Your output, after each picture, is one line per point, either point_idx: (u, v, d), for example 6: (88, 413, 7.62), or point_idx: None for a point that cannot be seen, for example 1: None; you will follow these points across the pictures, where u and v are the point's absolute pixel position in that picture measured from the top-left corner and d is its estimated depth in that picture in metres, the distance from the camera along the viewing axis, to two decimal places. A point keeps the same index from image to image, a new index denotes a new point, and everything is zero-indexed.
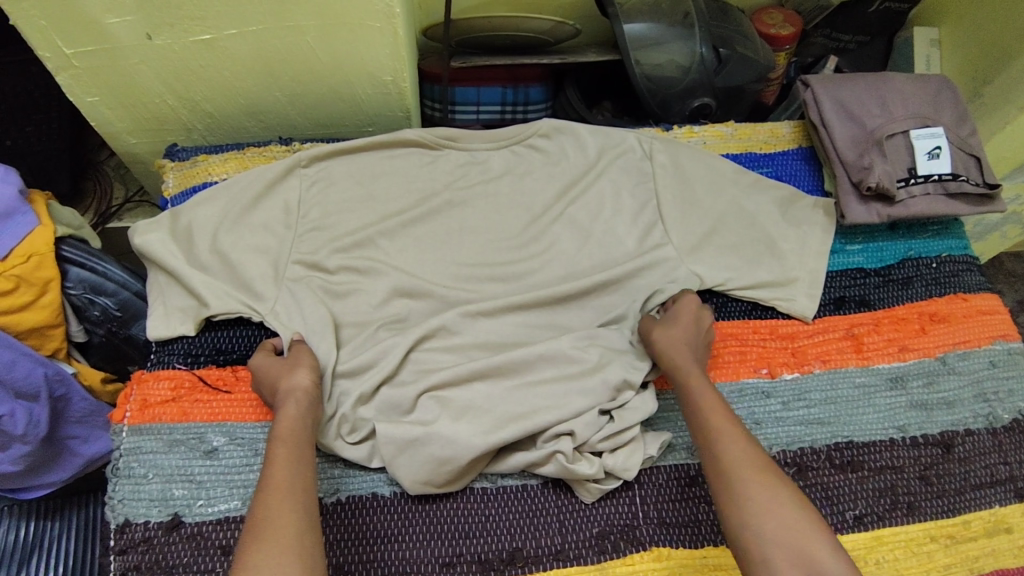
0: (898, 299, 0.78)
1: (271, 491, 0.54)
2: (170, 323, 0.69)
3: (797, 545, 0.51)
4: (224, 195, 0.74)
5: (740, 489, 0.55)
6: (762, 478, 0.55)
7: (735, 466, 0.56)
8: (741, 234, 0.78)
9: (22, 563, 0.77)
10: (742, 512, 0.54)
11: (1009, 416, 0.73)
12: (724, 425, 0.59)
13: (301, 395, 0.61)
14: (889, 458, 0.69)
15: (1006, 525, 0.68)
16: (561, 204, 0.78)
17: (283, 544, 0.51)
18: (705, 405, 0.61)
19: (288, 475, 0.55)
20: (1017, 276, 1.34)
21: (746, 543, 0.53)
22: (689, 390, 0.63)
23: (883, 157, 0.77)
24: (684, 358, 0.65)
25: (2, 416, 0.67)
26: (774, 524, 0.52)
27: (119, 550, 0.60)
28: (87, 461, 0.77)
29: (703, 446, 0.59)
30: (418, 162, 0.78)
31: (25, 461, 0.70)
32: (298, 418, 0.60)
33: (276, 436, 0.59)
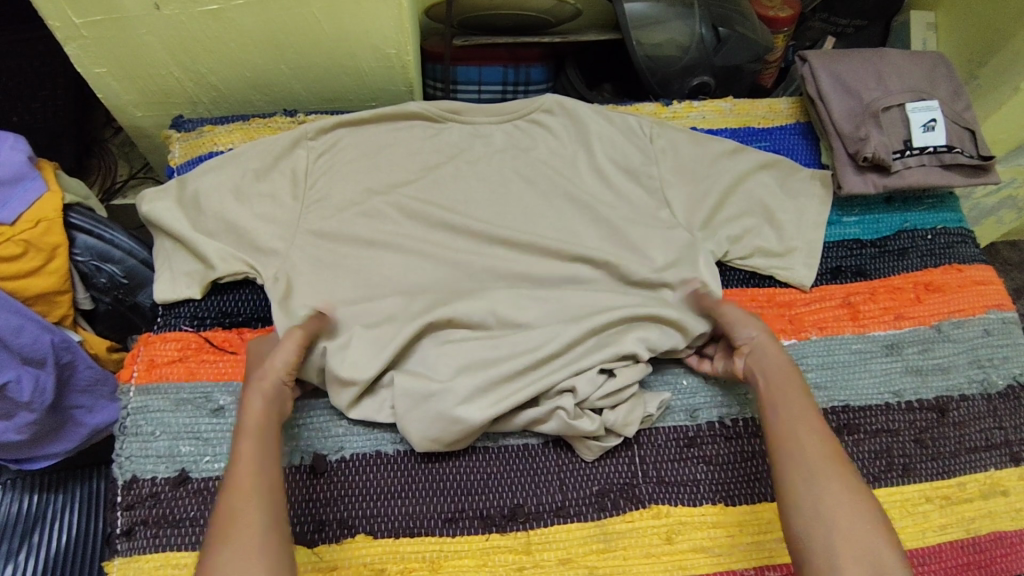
0: (893, 270, 0.79)
1: (233, 489, 0.53)
2: (176, 287, 0.70)
3: (870, 548, 0.50)
4: (230, 164, 0.75)
5: (820, 480, 0.54)
6: (842, 474, 0.54)
7: (819, 460, 0.55)
8: (741, 206, 0.79)
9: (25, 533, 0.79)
10: (816, 500, 0.53)
11: (1003, 382, 0.74)
12: (809, 419, 0.59)
13: (267, 385, 0.61)
14: (885, 421, 0.70)
15: (1002, 488, 0.69)
16: (562, 177, 0.79)
17: (250, 539, 0.50)
18: (790, 395, 0.61)
19: (254, 470, 0.54)
20: (1013, 263, 1.40)
21: (813, 538, 0.52)
22: (784, 382, 0.62)
23: (879, 129, 0.78)
24: (780, 358, 0.64)
25: (8, 382, 0.69)
26: (847, 518, 0.52)
27: (125, 506, 0.61)
28: (92, 431, 0.79)
29: (781, 434, 0.58)
30: (422, 135, 0.80)
31: (30, 430, 0.72)
32: (262, 408, 0.59)
33: (241, 425, 0.58)
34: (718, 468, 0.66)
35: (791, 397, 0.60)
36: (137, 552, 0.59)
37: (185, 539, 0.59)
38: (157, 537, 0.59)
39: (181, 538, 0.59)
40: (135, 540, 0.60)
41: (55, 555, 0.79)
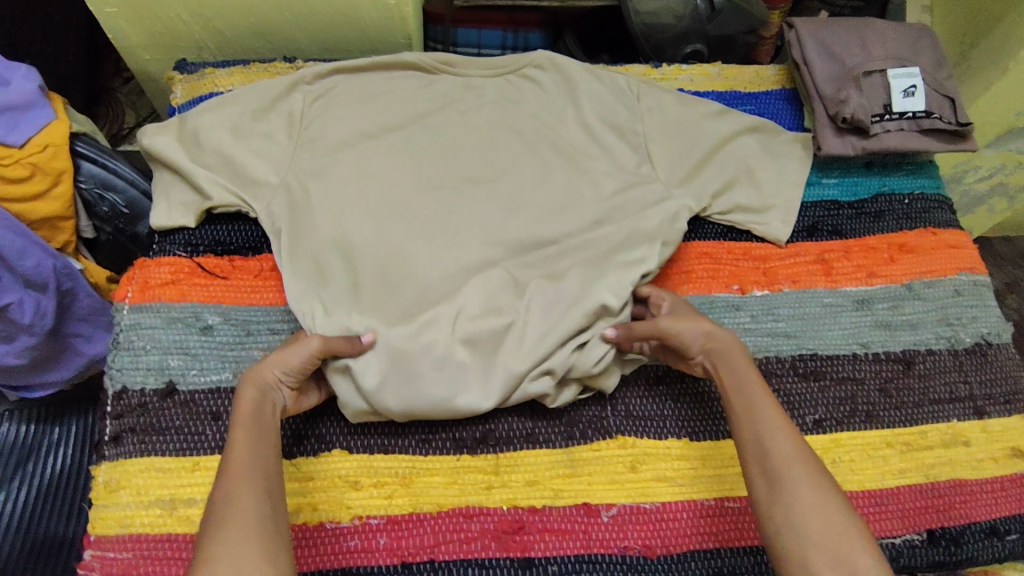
0: (869, 230, 0.81)
1: (228, 477, 0.50)
2: (172, 214, 0.73)
3: (844, 553, 0.49)
4: (230, 104, 0.77)
5: (788, 484, 0.52)
6: (812, 475, 0.53)
7: (786, 462, 0.53)
8: (723, 164, 0.81)
9: (20, 460, 0.81)
10: (786, 509, 0.51)
11: (970, 340, 0.76)
12: (772, 417, 0.57)
13: (264, 377, 0.59)
14: (851, 370, 0.73)
15: (963, 439, 0.71)
16: (551, 130, 0.82)
17: (245, 532, 0.47)
18: (753, 394, 0.59)
19: (248, 462, 0.52)
20: (1005, 258, 1.44)
21: (786, 546, 0.51)
22: (739, 381, 0.60)
23: (860, 91, 0.80)
24: (740, 356, 0.62)
25: (11, 303, 0.73)
26: (819, 529, 0.50)
27: (115, 414, 0.63)
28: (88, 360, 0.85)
29: (749, 436, 0.56)
30: (415, 85, 0.82)
31: (29, 354, 0.77)
32: (257, 400, 0.57)
33: (236, 417, 0.55)
34: (685, 406, 0.69)
35: (752, 395, 0.59)
36: (123, 456, 0.62)
37: (169, 446, 0.62)
38: (143, 443, 0.62)
39: (166, 444, 0.62)
40: (123, 445, 0.62)
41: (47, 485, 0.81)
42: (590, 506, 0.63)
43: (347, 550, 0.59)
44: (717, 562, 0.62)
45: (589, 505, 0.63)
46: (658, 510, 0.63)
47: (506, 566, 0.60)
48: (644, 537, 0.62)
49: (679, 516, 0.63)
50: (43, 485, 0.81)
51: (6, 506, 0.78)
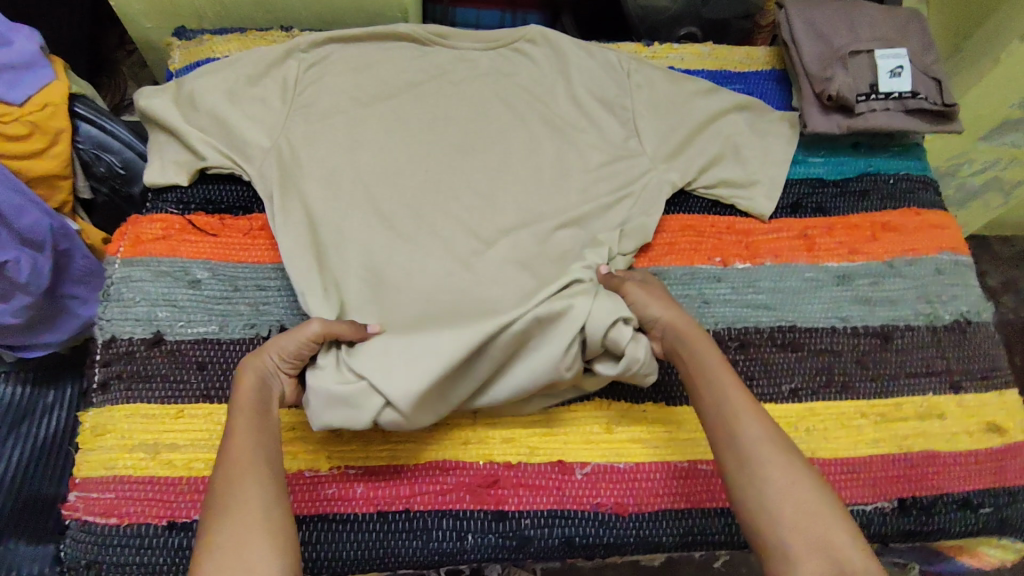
0: (853, 208, 0.82)
1: (231, 466, 0.52)
2: (165, 173, 0.74)
3: (821, 534, 0.48)
4: (226, 69, 0.79)
5: (757, 468, 0.52)
6: (782, 456, 0.52)
7: (753, 444, 0.53)
8: (709, 141, 0.82)
9: (14, 421, 0.83)
10: (757, 493, 0.51)
11: (949, 317, 0.77)
12: (738, 398, 0.56)
13: (263, 364, 0.59)
14: (829, 342, 0.73)
15: (938, 412, 0.71)
16: (540, 104, 0.83)
17: (251, 520, 0.49)
18: (714, 373, 0.58)
19: (250, 450, 0.53)
20: (1003, 258, 1.44)
21: (762, 532, 0.50)
22: (702, 364, 0.59)
23: (846, 70, 0.81)
24: (697, 334, 0.62)
25: (8, 261, 0.74)
26: (793, 510, 0.50)
27: (104, 362, 0.65)
28: (83, 323, 0.86)
29: (717, 419, 0.56)
30: (408, 55, 0.84)
31: (24, 313, 0.78)
32: (256, 388, 0.58)
33: (236, 404, 0.56)
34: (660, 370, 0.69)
35: (715, 376, 0.58)
36: (109, 402, 0.63)
37: (154, 393, 0.63)
38: (130, 390, 0.64)
39: (152, 391, 0.63)
40: (110, 392, 0.64)
41: (40, 445, 0.83)
42: (564, 464, 0.64)
43: (325, 498, 0.61)
44: (687, 522, 0.63)
45: (564, 463, 0.64)
46: (631, 470, 0.64)
47: (480, 518, 0.61)
48: (617, 495, 0.63)
49: (652, 476, 0.64)
50: (36, 446, 0.83)
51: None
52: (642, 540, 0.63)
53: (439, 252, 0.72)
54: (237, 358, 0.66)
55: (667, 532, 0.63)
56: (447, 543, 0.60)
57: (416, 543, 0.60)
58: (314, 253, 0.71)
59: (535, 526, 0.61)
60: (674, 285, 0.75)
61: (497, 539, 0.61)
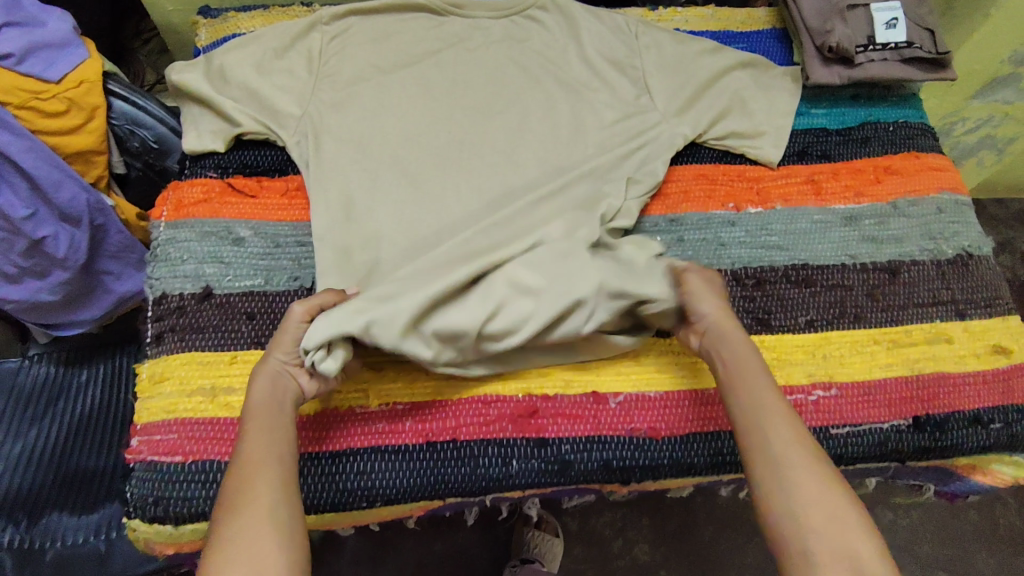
0: (856, 154, 0.86)
1: (241, 465, 0.54)
2: (202, 141, 0.78)
3: (845, 542, 0.51)
4: (253, 43, 0.82)
5: (788, 474, 0.54)
6: (812, 465, 0.55)
7: (785, 453, 0.55)
8: (716, 95, 0.86)
9: (49, 400, 0.85)
10: (786, 498, 0.53)
11: (952, 251, 0.81)
12: (773, 407, 0.58)
13: (272, 363, 0.60)
14: (840, 278, 0.78)
15: (946, 337, 0.75)
16: (553, 67, 0.87)
17: (260, 517, 0.50)
18: (753, 378, 0.60)
19: (262, 450, 0.54)
20: (998, 219, 1.48)
21: (786, 535, 0.52)
22: (741, 368, 0.61)
23: (844, 23, 0.85)
24: (739, 338, 0.63)
25: (47, 237, 0.78)
26: (821, 517, 0.52)
27: (157, 316, 0.68)
28: (118, 298, 0.89)
29: (748, 423, 0.58)
30: (425, 25, 0.88)
31: (61, 291, 0.83)
32: (267, 389, 0.59)
33: (247, 407, 0.58)
34: None
35: (752, 382, 0.60)
36: (165, 353, 0.67)
37: (207, 342, 0.67)
38: (184, 340, 0.67)
39: (205, 340, 0.67)
40: (165, 344, 0.67)
41: (78, 420, 0.85)
42: (598, 394, 0.67)
43: (375, 431, 0.64)
44: (716, 444, 0.67)
45: (597, 393, 0.67)
46: (662, 397, 0.68)
47: (522, 445, 0.65)
48: (650, 420, 0.67)
49: (681, 402, 0.68)
50: (73, 421, 0.84)
51: (39, 440, 0.82)
52: (674, 462, 0.66)
53: (470, 205, 0.76)
54: (283, 307, 0.69)
55: (698, 454, 0.67)
56: (493, 469, 0.64)
57: (463, 470, 0.64)
58: (348, 212, 0.74)
59: (574, 451, 0.65)
60: (691, 230, 0.79)
61: (538, 464, 0.64)
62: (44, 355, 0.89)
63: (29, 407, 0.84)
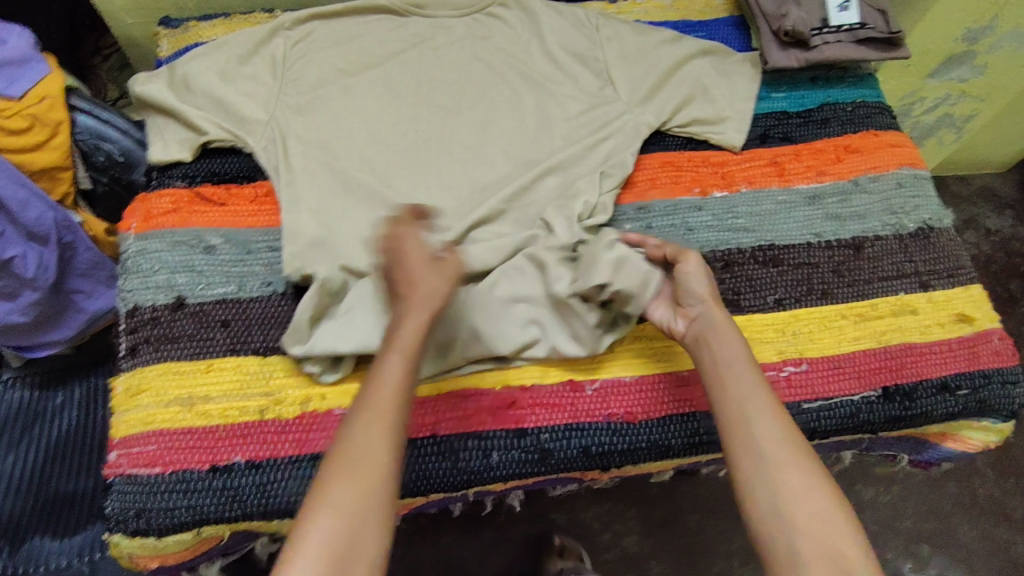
0: (817, 134, 0.88)
1: (371, 417, 0.56)
2: (168, 151, 0.78)
3: (829, 539, 0.54)
4: (216, 52, 0.82)
5: (775, 474, 0.57)
6: (799, 463, 0.58)
7: (774, 452, 0.58)
8: (678, 84, 0.88)
9: (27, 425, 0.84)
10: (774, 497, 0.57)
11: (914, 225, 0.83)
12: (762, 404, 0.60)
13: (421, 300, 0.60)
14: (806, 256, 0.79)
15: (911, 308, 0.77)
16: (517, 63, 0.87)
17: (369, 490, 0.53)
18: (741, 375, 0.62)
19: (392, 405, 0.56)
20: (961, 196, 1.52)
21: (773, 532, 0.56)
22: (729, 365, 0.63)
23: (798, 7, 0.87)
24: (728, 330, 0.65)
25: (16, 256, 0.76)
26: (807, 514, 0.55)
27: (131, 329, 0.68)
28: (90, 318, 0.87)
29: (734, 419, 0.60)
30: (388, 26, 0.88)
31: (32, 312, 0.79)
32: (416, 329, 0.59)
33: (393, 345, 0.59)
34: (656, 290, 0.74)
35: (739, 379, 0.62)
36: (141, 365, 0.66)
37: (183, 352, 0.67)
38: (159, 351, 0.67)
39: (180, 350, 0.67)
40: (140, 356, 0.67)
41: (55, 444, 0.83)
42: (575, 382, 0.68)
43: None
44: (693, 424, 0.68)
45: (574, 381, 0.68)
46: (637, 382, 0.69)
47: (502, 436, 0.66)
48: (626, 405, 0.68)
49: (656, 386, 0.69)
50: (50, 445, 0.83)
51: (16, 467, 0.81)
52: (653, 444, 0.68)
53: (440, 203, 0.77)
54: (257, 312, 0.70)
55: (675, 435, 0.68)
56: (474, 462, 0.65)
57: (445, 464, 0.65)
58: (319, 215, 0.74)
59: (553, 439, 0.66)
60: (659, 216, 0.80)
61: (519, 454, 0.65)
62: (20, 379, 0.88)
63: (6, 433, 0.83)
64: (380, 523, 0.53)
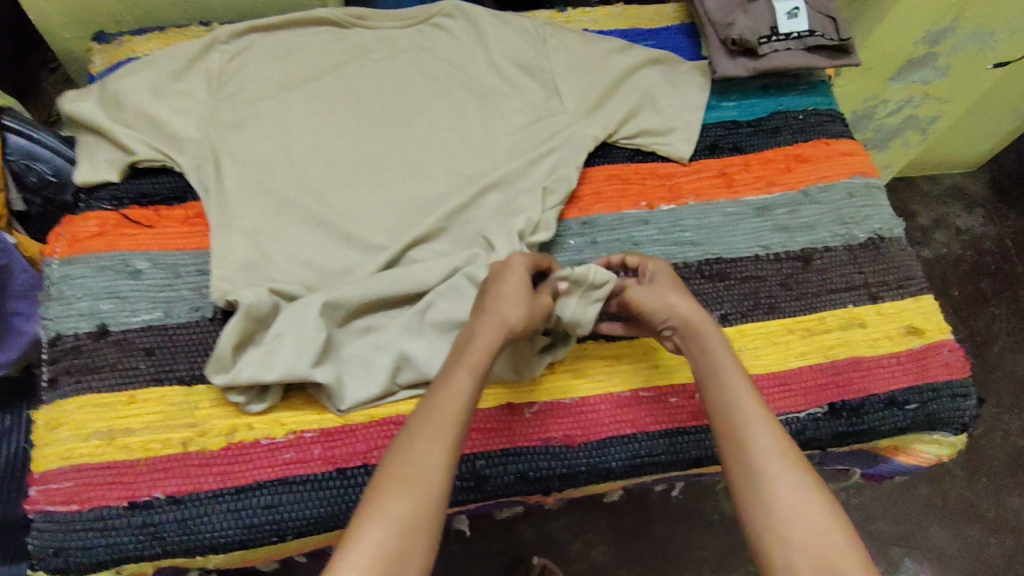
0: (767, 144, 0.86)
1: (423, 428, 0.53)
2: (96, 172, 0.75)
3: (826, 551, 0.49)
4: (149, 67, 0.79)
5: (767, 481, 0.53)
6: (794, 470, 0.54)
7: (765, 458, 0.54)
8: (626, 94, 0.86)
9: None
10: (767, 506, 0.52)
11: (864, 235, 0.81)
12: (752, 407, 0.57)
13: (502, 319, 0.60)
14: (754, 269, 0.78)
15: (859, 321, 0.76)
16: (462, 75, 0.85)
17: (420, 500, 0.50)
18: (730, 377, 0.59)
19: (451, 420, 0.54)
20: (932, 196, 1.51)
21: (767, 544, 0.51)
22: (717, 368, 0.60)
23: (746, 15, 0.86)
24: (714, 335, 0.62)
25: None
26: (802, 524, 0.51)
27: (52, 358, 0.66)
28: (31, 341, 0.79)
29: (728, 422, 0.57)
30: (329, 38, 0.86)
31: None
32: (487, 348, 0.58)
33: (465, 360, 0.57)
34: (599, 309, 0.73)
35: (730, 382, 0.59)
36: (61, 397, 0.64)
37: (104, 382, 0.64)
38: (81, 382, 0.64)
39: (102, 380, 0.65)
40: (61, 387, 0.65)
41: None
42: (513, 406, 0.67)
43: (283, 462, 0.63)
44: (634, 446, 0.67)
45: (513, 405, 0.67)
46: (577, 404, 0.67)
47: None
48: (566, 428, 0.66)
49: (597, 407, 0.68)
50: None
51: None
52: (593, 468, 0.66)
53: (379, 221, 0.75)
54: (183, 339, 0.67)
55: (616, 458, 0.66)
56: None
57: None
58: (252, 237, 0.72)
59: (490, 466, 0.64)
60: (605, 231, 0.79)
61: (454, 482, 0.64)
62: None
63: None
64: (432, 537, 0.49)
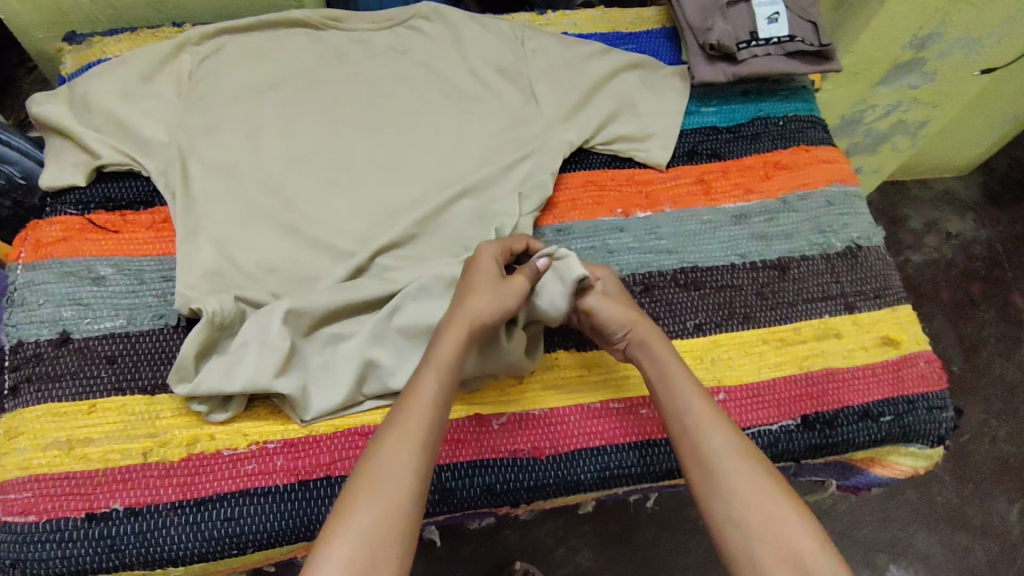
0: (745, 150, 0.85)
1: (389, 431, 0.53)
2: (62, 175, 0.74)
3: (788, 543, 0.50)
4: (119, 69, 0.78)
5: (723, 481, 0.54)
6: (748, 467, 0.54)
7: (721, 458, 0.55)
8: (603, 99, 0.85)
9: None
10: (726, 507, 0.53)
11: (842, 244, 0.80)
12: (702, 409, 0.58)
13: (468, 314, 0.60)
14: (729, 278, 0.77)
15: (835, 332, 0.75)
16: (438, 79, 0.84)
17: (391, 499, 0.49)
18: (679, 383, 0.60)
19: (419, 420, 0.53)
20: (922, 200, 1.50)
21: (732, 544, 0.52)
22: (666, 374, 0.61)
23: (725, 20, 0.85)
24: (659, 341, 0.63)
25: None
26: (760, 519, 0.51)
27: (12, 366, 0.65)
28: None
29: (682, 427, 0.58)
30: (304, 40, 0.85)
31: None
32: (453, 348, 0.58)
33: (431, 361, 0.57)
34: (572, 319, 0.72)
35: (679, 388, 0.60)
36: (21, 405, 0.63)
37: (64, 391, 0.63)
38: (41, 390, 0.63)
39: (62, 389, 0.64)
40: (21, 395, 0.64)
41: None
42: (481, 417, 0.66)
43: (245, 473, 0.62)
44: (603, 458, 0.66)
45: (480, 416, 0.66)
46: (546, 415, 0.67)
47: None
48: (533, 440, 0.66)
49: (567, 419, 0.67)
50: None
51: None
52: (561, 480, 0.65)
53: (349, 227, 0.74)
54: (146, 348, 0.66)
55: (584, 470, 0.65)
56: None
57: None
58: (219, 243, 0.71)
59: (455, 478, 0.63)
60: (580, 239, 0.78)
61: None
62: None
63: None
64: (409, 532, 0.49)
